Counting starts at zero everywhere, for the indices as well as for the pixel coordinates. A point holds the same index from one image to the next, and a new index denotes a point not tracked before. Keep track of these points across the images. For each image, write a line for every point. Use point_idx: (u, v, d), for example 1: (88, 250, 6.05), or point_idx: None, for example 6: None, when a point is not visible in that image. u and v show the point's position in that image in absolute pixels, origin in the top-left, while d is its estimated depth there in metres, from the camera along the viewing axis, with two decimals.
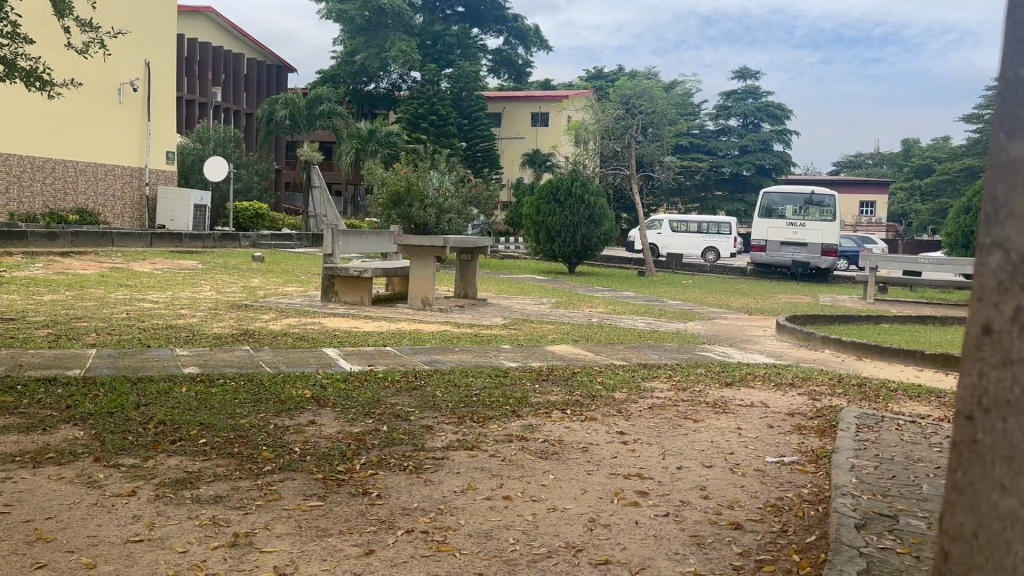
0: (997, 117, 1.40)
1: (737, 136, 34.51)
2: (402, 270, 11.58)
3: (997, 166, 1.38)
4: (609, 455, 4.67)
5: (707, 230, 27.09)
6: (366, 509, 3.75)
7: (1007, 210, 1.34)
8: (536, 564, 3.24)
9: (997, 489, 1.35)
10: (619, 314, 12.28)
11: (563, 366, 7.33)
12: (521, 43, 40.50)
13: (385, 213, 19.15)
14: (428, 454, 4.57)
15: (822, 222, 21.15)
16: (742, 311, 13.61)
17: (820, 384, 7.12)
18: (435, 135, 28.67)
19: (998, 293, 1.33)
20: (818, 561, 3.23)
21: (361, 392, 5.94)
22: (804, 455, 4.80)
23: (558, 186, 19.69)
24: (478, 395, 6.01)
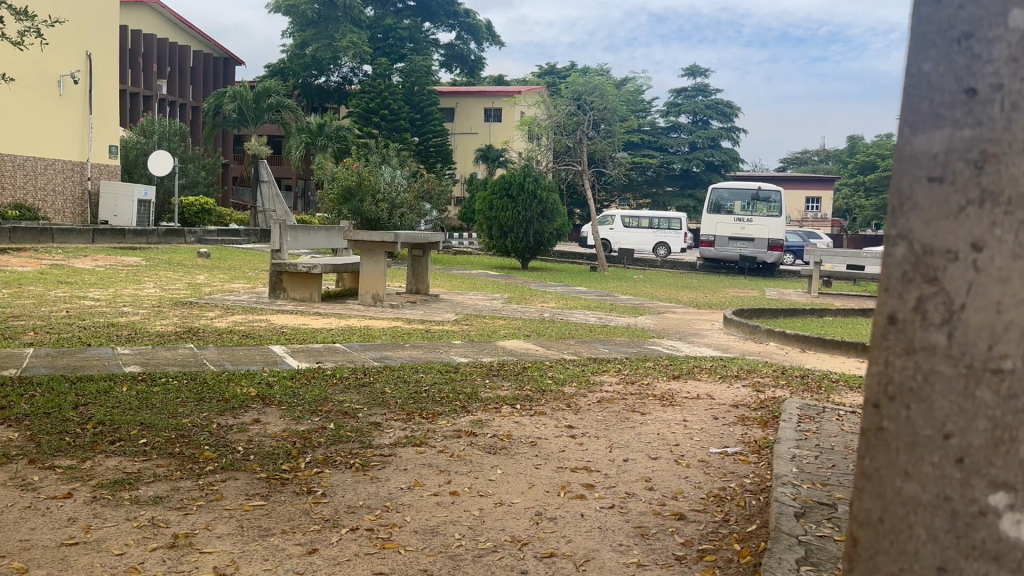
0: (899, 105, 1.09)
1: (687, 132, 34.87)
2: (352, 266, 11.46)
3: (899, 159, 1.08)
4: (557, 449, 4.69)
5: (657, 225, 27.41)
6: (309, 509, 3.69)
7: (911, 203, 1.05)
8: (482, 560, 3.23)
9: (899, 474, 1.04)
10: (571, 309, 12.33)
11: (514, 362, 7.34)
12: (473, 38, 40.29)
13: (335, 208, 18.95)
14: (376, 451, 4.53)
15: (769, 218, 21.55)
16: (690, 306, 13.81)
17: (764, 376, 7.28)
18: (387, 129, 28.29)
19: (903, 283, 1.04)
20: (758, 549, 3.30)
21: (308, 390, 5.84)
22: (748, 446, 4.88)
23: (510, 181, 19.70)
24: (428, 391, 5.99)
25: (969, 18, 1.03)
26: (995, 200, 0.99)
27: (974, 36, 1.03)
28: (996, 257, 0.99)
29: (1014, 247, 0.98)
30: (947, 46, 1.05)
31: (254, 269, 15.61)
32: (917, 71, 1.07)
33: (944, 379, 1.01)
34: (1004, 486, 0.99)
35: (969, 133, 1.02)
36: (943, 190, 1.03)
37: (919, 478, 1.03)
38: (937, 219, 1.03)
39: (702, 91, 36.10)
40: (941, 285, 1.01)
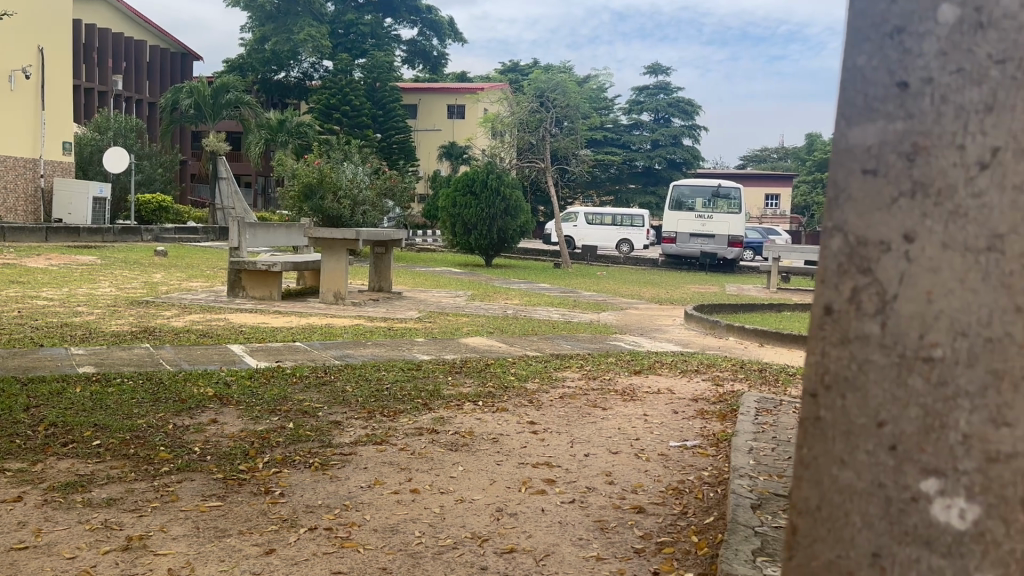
0: (836, 99, 1.10)
1: (649, 130, 35.09)
2: (313, 264, 11.34)
3: (836, 151, 1.09)
4: (518, 445, 4.70)
5: (620, 222, 27.58)
6: (267, 509, 3.65)
7: (845, 195, 1.07)
8: (441, 557, 3.22)
9: (837, 463, 1.05)
10: (534, 305, 12.34)
11: (477, 359, 7.32)
12: (435, 34, 40.11)
13: (296, 206, 18.76)
14: (336, 450, 4.49)
15: (729, 215, 21.78)
16: (652, 302, 13.91)
17: (724, 370, 7.38)
18: (348, 125, 28.01)
19: (838, 275, 1.05)
20: (715, 541, 3.34)
21: (267, 389, 5.79)
22: (706, 439, 4.94)
23: (473, 178, 19.67)
24: (391, 389, 5.95)
25: (902, 12, 1.05)
26: (926, 192, 1.01)
27: (907, 31, 1.04)
28: (926, 247, 1.01)
29: (943, 239, 1.00)
30: (879, 41, 1.06)
31: (212, 267, 15.39)
32: (852, 65, 1.08)
33: (878, 368, 1.02)
34: (934, 472, 1.00)
35: (901, 125, 1.03)
36: (877, 181, 1.04)
37: (855, 465, 1.04)
38: (873, 211, 1.04)
39: (664, 89, 36.36)
40: (876, 277, 1.03)
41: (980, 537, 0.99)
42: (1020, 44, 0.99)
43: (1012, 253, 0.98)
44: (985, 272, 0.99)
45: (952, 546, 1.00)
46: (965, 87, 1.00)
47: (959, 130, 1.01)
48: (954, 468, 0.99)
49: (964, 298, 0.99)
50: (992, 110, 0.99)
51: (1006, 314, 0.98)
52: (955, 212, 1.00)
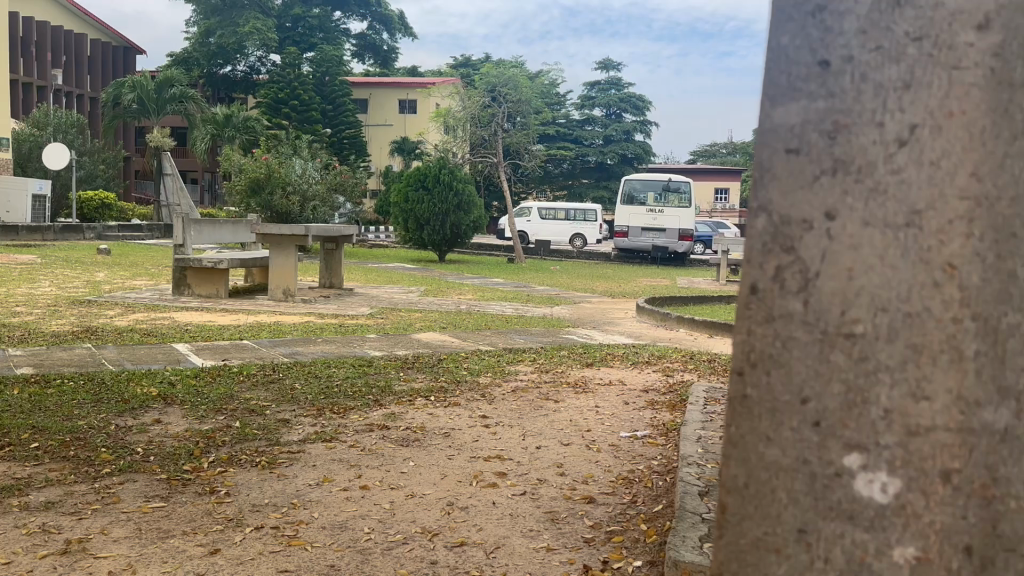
0: (762, 79, 1.11)
1: (601, 125, 35.30)
2: (261, 261, 11.15)
3: (759, 134, 1.10)
4: (470, 440, 4.67)
5: (573, 217, 27.69)
6: (211, 509, 3.57)
7: (769, 174, 1.07)
8: (391, 552, 3.19)
9: (762, 440, 1.06)
10: (487, 301, 12.31)
11: (429, 354, 7.28)
12: (386, 29, 39.77)
13: (244, 202, 18.44)
14: (283, 448, 4.41)
15: (680, 209, 22.07)
16: (605, 295, 13.99)
17: (674, 361, 7.46)
18: (298, 120, 27.58)
19: (765, 253, 1.06)
20: (664, 529, 3.36)
21: (214, 388, 5.66)
22: (656, 429, 4.98)
23: (425, 173, 19.56)
24: (341, 386, 5.87)
25: None
26: (848, 169, 1.02)
27: (828, 10, 1.04)
28: (848, 224, 1.01)
29: (864, 215, 1.01)
30: (802, 20, 1.06)
31: (158, 266, 15.02)
32: (776, 44, 1.09)
33: (801, 345, 1.03)
34: (858, 447, 1.01)
35: (824, 104, 1.04)
36: (799, 160, 1.05)
37: (781, 442, 1.04)
38: (794, 189, 1.04)
39: (615, 85, 36.64)
40: (798, 255, 1.03)
41: (902, 509, 1.00)
42: (933, 20, 1.00)
43: (929, 229, 0.99)
44: (903, 249, 1.00)
45: (874, 519, 1.00)
46: (883, 64, 1.01)
47: (879, 107, 1.01)
48: (875, 443, 1.00)
49: (882, 274, 1.00)
50: (908, 87, 1.00)
51: (925, 289, 0.99)
52: (876, 188, 1.01)
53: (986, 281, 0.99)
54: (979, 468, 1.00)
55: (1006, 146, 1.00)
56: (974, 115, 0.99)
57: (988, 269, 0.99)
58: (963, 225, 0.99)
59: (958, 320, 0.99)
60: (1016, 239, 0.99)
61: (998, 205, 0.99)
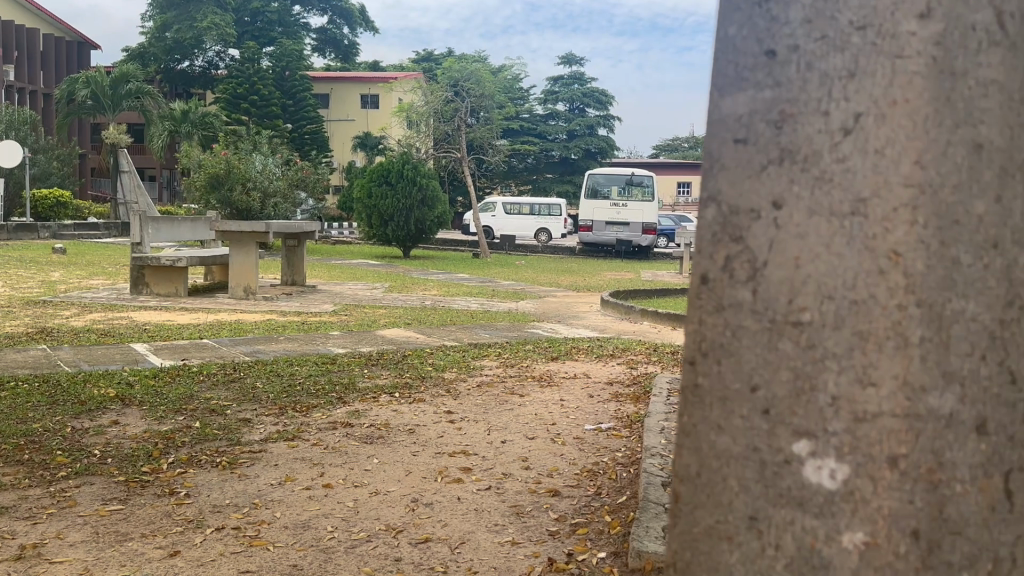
0: (709, 71, 1.12)
1: (564, 120, 35.36)
2: (221, 258, 10.98)
3: (710, 125, 1.11)
4: (435, 435, 4.66)
5: (538, 212, 27.72)
6: (171, 510, 3.50)
7: (719, 164, 1.09)
8: (354, 550, 3.16)
9: (713, 429, 1.07)
10: (452, 296, 12.27)
11: (393, 350, 7.23)
12: (347, 23, 39.38)
13: (203, 199, 18.16)
14: (244, 448, 4.34)
15: (643, 203, 22.24)
16: (569, 289, 14.03)
17: (638, 353, 7.51)
18: (257, 116, 27.17)
19: (713, 245, 1.07)
20: (627, 520, 3.37)
21: (173, 388, 5.56)
22: (619, 421, 5.01)
23: (389, 168, 19.46)
24: (303, 383, 5.81)
25: None
26: (792, 158, 1.03)
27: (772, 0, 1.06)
28: (793, 213, 1.02)
29: (810, 203, 1.02)
30: (748, 10, 1.08)
31: (115, 265, 14.73)
32: (723, 35, 1.10)
33: (751, 334, 1.04)
34: (806, 433, 1.02)
35: (769, 94, 1.05)
36: (747, 150, 1.06)
37: (731, 431, 1.05)
38: (741, 178, 1.06)
39: (578, 79, 36.71)
40: (745, 244, 1.05)
41: (850, 495, 1.00)
42: (877, 9, 1.00)
43: (874, 217, 1.00)
44: (849, 236, 1.00)
45: (823, 506, 1.01)
46: (827, 53, 1.02)
47: (823, 97, 1.02)
48: (823, 429, 1.01)
49: (829, 262, 1.01)
50: (853, 75, 1.01)
51: (870, 276, 1.00)
52: (822, 177, 1.01)
53: (929, 269, 0.99)
54: (926, 453, 1.00)
55: (947, 132, 1.00)
56: (915, 104, 1.00)
57: (931, 256, 0.99)
58: (908, 213, 0.99)
59: (903, 307, 0.99)
60: (957, 224, 0.99)
61: (941, 191, 0.99)
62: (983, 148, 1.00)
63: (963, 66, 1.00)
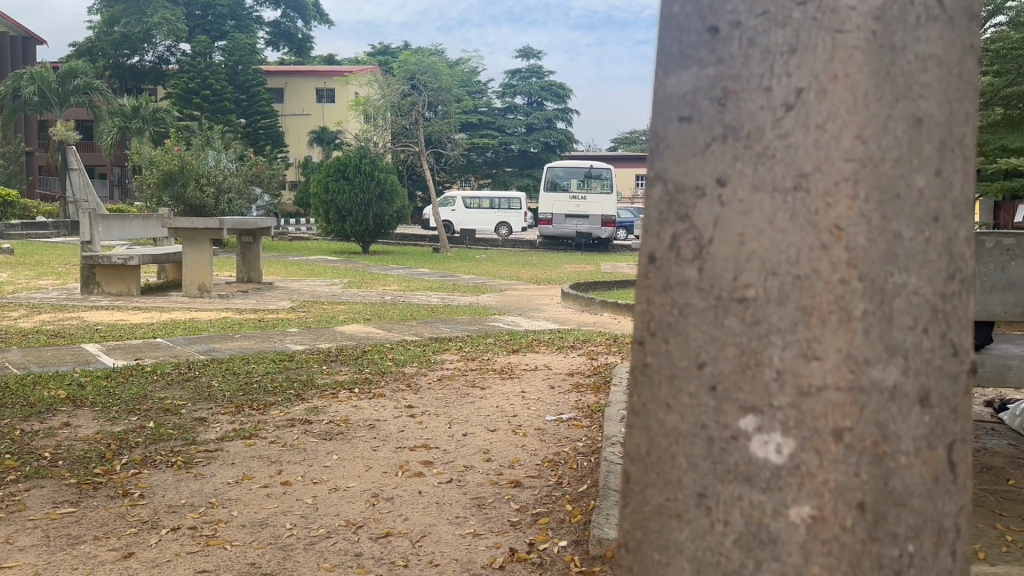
0: (655, 49, 1.13)
1: (523, 114, 35.38)
2: (174, 256, 10.75)
3: (656, 103, 1.12)
4: (396, 430, 4.63)
5: (498, 206, 27.68)
6: (124, 512, 3.43)
7: (664, 143, 1.10)
8: (314, 547, 3.12)
9: (662, 408, 1.08)
10: (412, 291, 12.18)
11: (353, 346, 7.16)
12: (301, 17, 38.83)
13: (155, 195, 17.77)
14: (200, 448, 4.26)
15: (602, 195, 22.34)
16: (530, 283, 14.03)
17: (598, 344, 7.55)
18: (210, 111, 26.33)
19: (660, 224, 1.09)
20: (588, 508, 3.39)
21: (126, 388, 5.44)
22: (581, 411, 5.03)
23: (346, 163, 19.33)
24: (260, 381, 5.72)
25: None
26: (735, 136, 1.03)
27: None
28: (737, 190, 1.03)
29: (753, 179, 1.02)
30: None
31: (63, 264, 14.36)
32: (667, 13, 1.11)
33: (697, 312, 1.05)
34: (752, 409, 1.02)
35: (713, 70, 1.05)
36: (691, 128, 1.07)
37: (679, 409, 1.06)
38: (686, 157, 1.07)
39: (536, 73, 36.74)
40: (692, 223, 1.06)
41: (796, 469, 1.00)
42: None
43: (815, 192, 1.00)
44: (792, 211, 1.01)
45: (769, 480, 1.01)
46: (769, 28, 1.02)
47: (765, 72, 1.02)
48: (769, 405, 1.01)
49: (772, 239, 1.01)
50: (794, 51, 1.01)
51: (812, 251, 1.00)
52: (764, 154, 1.02)
53: (871, 242, 0.99)
54: (871, 425, 1.00)
55: (888, 106, 1.00)
56: (857, 78, 1.00)
57: (873, 230, 0.99)
58: (849, 186, 1.00)
59: (846, 280, 0.99)
60: (899, 198, 1.00)
61: (883, 165, 1.00)
62: (922, 122, 1.01)
63: (902, 41, 1.01)
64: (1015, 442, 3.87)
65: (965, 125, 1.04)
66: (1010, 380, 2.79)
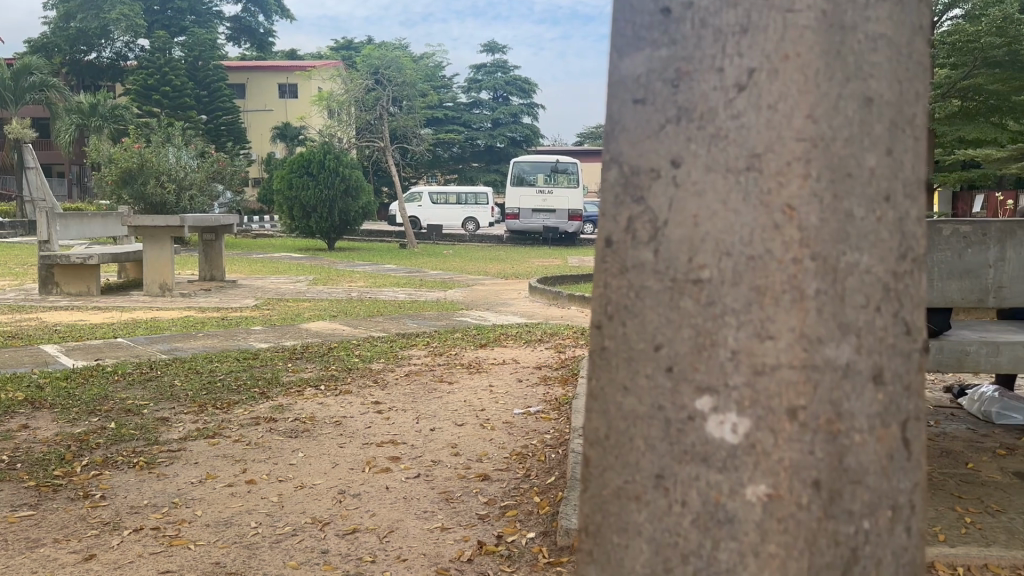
0: (611, 29, 1.13)
1: (489, 108, 35.24)
2: (133, 254, 10.55)
3: (611, 85, 1.12)
4: (363, 426, 4.59)
5: (465, 201, 27.59)
6: (85, 514, 3.36)
7: (620, 125, 1.10)
8: (280, 545, 3.08)
9: (619, 390, 1.08)
10: (379, 287, 12.12)
11: (319, 343, 7.09)
12: (262, 11, 38.25)
13: (114, 192, 17.41)
14: (162, 448, 4.19)
15: (569, 189, 22.36)
16: (497, 277, 14.01)
17: (565, 337, 7.55)
18: (170, 107, 25.71)
19: (616, 205, 1.09)
20: (556, 500, 3.39)
21: (86, 389, 5.34)
22: (549, 404, 5.03)
23: (310, 159, 19.10)
24: (224, 380, 5.65)
25: None
26: (689, 117, 1.03)
27: None
28: (690, 172, 1.03)
29: (708, 159, 1.02)
30: None
31: (20, 264, 14.03)
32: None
33: (653, 294, 1.05)
34: (707, 389, 1.02)
35: (666, 52, 1.05)
36: (644, 111, 1.07)
37: (636, 391, 1.07)
38: (640, 139, 1.07)
39: (501, 68, 36.62)
40: (647, 204, 1.06)
41: (751, 448, 1.01)
42: None
43: (768, 172, 1.00)
44: (745, 192, 1.01)
45: (725, 459, 1.01)
46: (720, 8, 1.02)
47: (716, 54, 1.02)
48: (723, 385, 1.02)
49: (725, 219, 1.01)
50: (746, 32, 1.01)
51: (765, 231, 1.00)
52: (716, 135, 1.02)
53: (823, 222, 1.00)
54: (825, 403, 1.01)
55: (839, 86, 1.01)
56: (808, 58, 1.01)
57: (824, 210, 1.00)
58: (801, 166, 1.00)
59: (799, 260, 1.00)
60: (851, 177, 1.01)
61: (833, 145, 1.01)
62: (874, 102, 1.02)
63: (853, 20, 1.01)
64: (974, 426, 3.96)
65: (915, 104, 1.05)
66: (967, 366, 2.84)
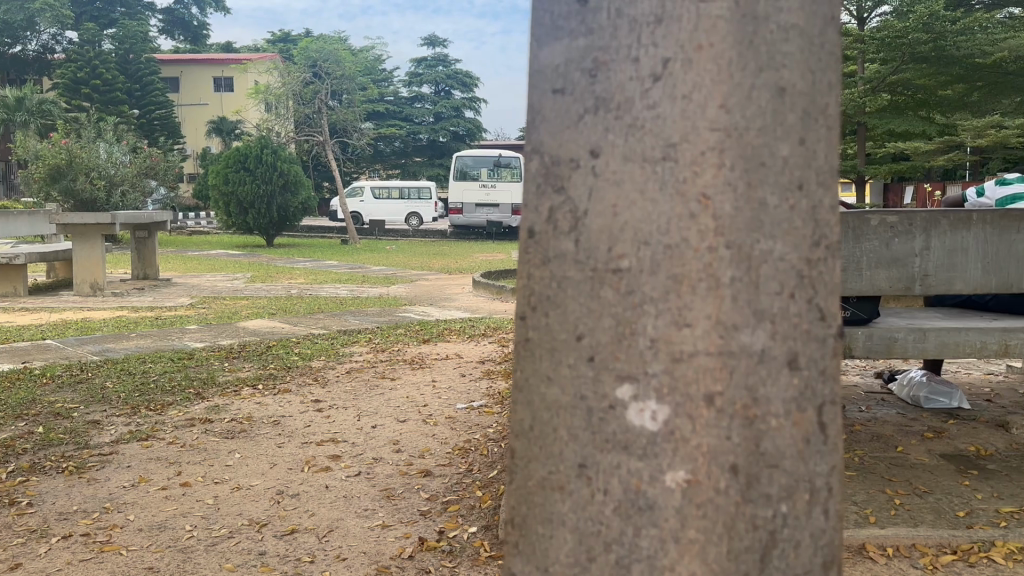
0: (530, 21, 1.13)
1: (430, 102, 34.98)
2: (62, 253, 10.18)
3: (532, 75, 1.12)
4: (301, 425, 4.52)
5: (408, 196, 27.33)
6: (11, 522, 3.23)
7: (540, 116, 1.10)
8: (216, 548, 3.02)
9: (543, 379, 1.08)
10: (319, 284, 11.91)
11: (257, 342, 6.94)
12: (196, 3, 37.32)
13: (42, 190, 16.79)
14: (93, 451, 4.07)
15: (511, 183, 22.25)
16: (440, 273, 13.91)
17: (507, 332, 7.55)
18: (100, 102, 24.79)
19: (535, 196, 1.09)
20: (497, 493, 3.39)
21: (12, 393, 5.13)
22: (491, 398, 5.02)
23: (247, 154, 18.69)
24: (158, 381, 5.50)
25: None
26: (606, 107, 1.04)
27: None
28: (609, 162, 1.03)
29: (625, 150, 1.03)
30: None
31: None
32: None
33: (574, 285, 1.05)
34: (627, 377, 1.03)
35: (583, 41, 1.06)
36: (565, 100, 1.07)
37: (559, 381, 1.07)
38: (561, 128, 1.07)
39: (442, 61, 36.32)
40: (567, 194, 1.06)
41: (670, 435, 1.02)
42: None
43: (683, 161, 1.01)
44: (662, 181, 1.02)
45: (646, 446, 1.02)
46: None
47: (633, 43, 1.03)
48: (643, 372, 1.02)
49: (644, 208, 1.02)
50: (659, 22, 1.02)
51: (681, 220, 1.01)
52: (633, 125, 1.02)
53: (738, 210, 1.02)
54: (741, 389, 1.02)
55: (752, 76, 1.02)
56: (722, 47, 1.02)
57: (738, 199, 1.01)
58: (714, 156, 1.01)
59: (713, 250, 1.01)
60: (764, 166, 1.02)
61: (746, 135, 1.02)
62: (786, 92, 1.04)
63: (764, 11, 1.03)
64: (902, 411, 4.08)
65: (828, 95, 1.07)
66: (896, 352, 2.93)
